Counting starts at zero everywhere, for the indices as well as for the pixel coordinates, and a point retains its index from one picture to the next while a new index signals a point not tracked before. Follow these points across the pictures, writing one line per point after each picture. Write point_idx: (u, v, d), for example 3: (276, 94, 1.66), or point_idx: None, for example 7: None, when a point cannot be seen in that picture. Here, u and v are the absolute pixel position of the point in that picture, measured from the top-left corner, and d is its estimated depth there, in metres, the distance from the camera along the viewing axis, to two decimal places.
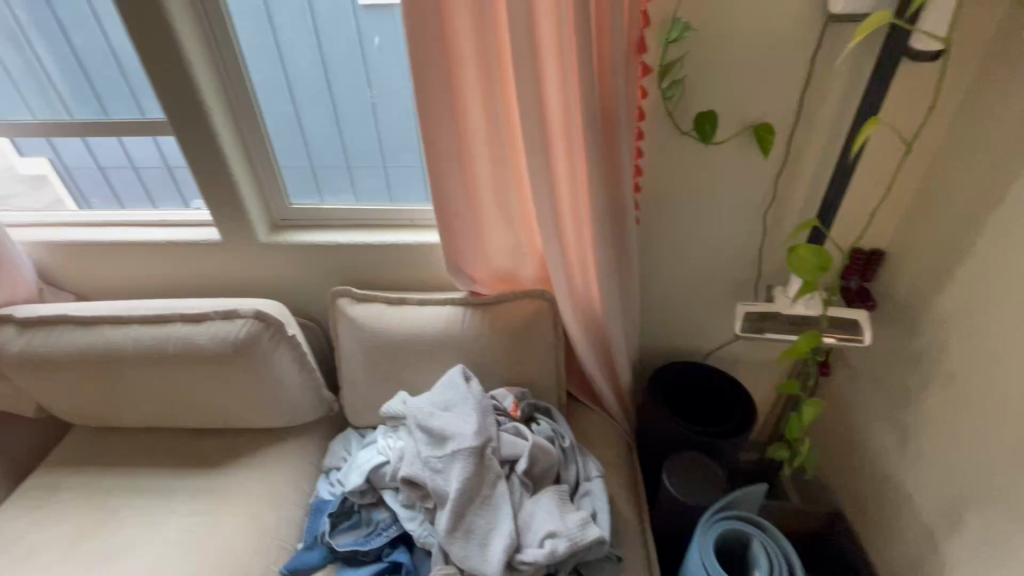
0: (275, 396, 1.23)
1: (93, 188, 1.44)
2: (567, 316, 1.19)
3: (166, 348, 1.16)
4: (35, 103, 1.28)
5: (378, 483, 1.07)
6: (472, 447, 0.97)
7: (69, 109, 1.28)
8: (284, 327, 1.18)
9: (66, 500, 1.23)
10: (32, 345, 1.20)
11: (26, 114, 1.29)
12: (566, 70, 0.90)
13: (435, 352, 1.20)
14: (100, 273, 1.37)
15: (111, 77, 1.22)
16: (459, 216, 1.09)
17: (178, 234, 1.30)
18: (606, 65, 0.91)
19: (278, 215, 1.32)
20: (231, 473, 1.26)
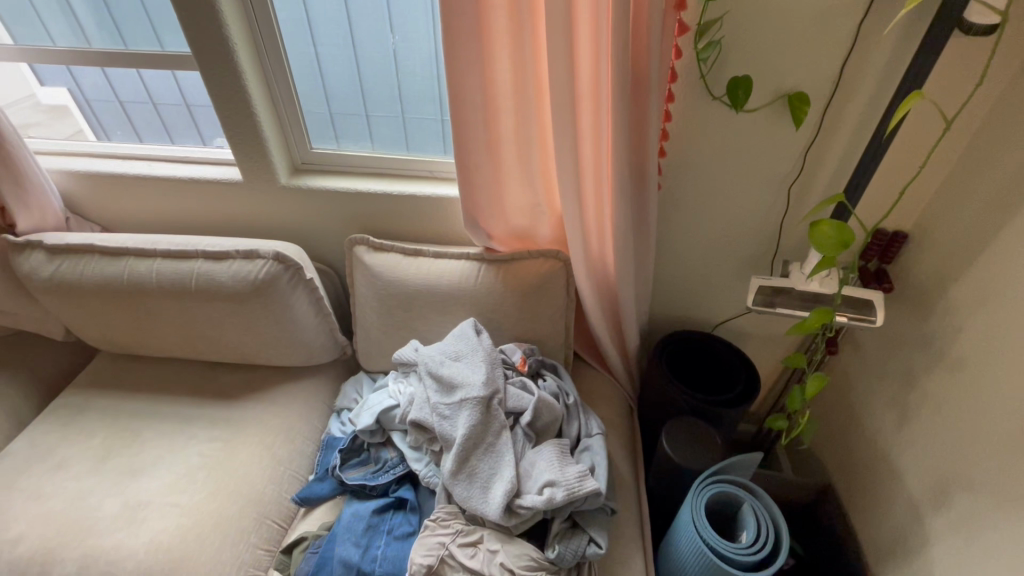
0: (291, 336, 1.27)
1: (113, 121, 1.44)
2: (580, 277, 1.20)
3: (188, 283, 1.19)
4: (54, 29, 1.26)
5: (387, 424, 1.12)
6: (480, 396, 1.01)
7: (90, 37, 1.26)
8: (302, 270, 1.20)
9: (94, 419, 1.30)
10: (60, 272, 1.24)
11: (47, 40, 1.28)
12: (601, 24, 0.87)
13: (447, 305, 1.23)
14: (123, 206, 1.39)
15: (133, 6, 1.20)
16: (480, 170, 1.09)
17: (199, 171, 1.31)
18: (643, 20, 0.88)
19: (299, 159, 1.32)
20: (248, 406, 1.32)
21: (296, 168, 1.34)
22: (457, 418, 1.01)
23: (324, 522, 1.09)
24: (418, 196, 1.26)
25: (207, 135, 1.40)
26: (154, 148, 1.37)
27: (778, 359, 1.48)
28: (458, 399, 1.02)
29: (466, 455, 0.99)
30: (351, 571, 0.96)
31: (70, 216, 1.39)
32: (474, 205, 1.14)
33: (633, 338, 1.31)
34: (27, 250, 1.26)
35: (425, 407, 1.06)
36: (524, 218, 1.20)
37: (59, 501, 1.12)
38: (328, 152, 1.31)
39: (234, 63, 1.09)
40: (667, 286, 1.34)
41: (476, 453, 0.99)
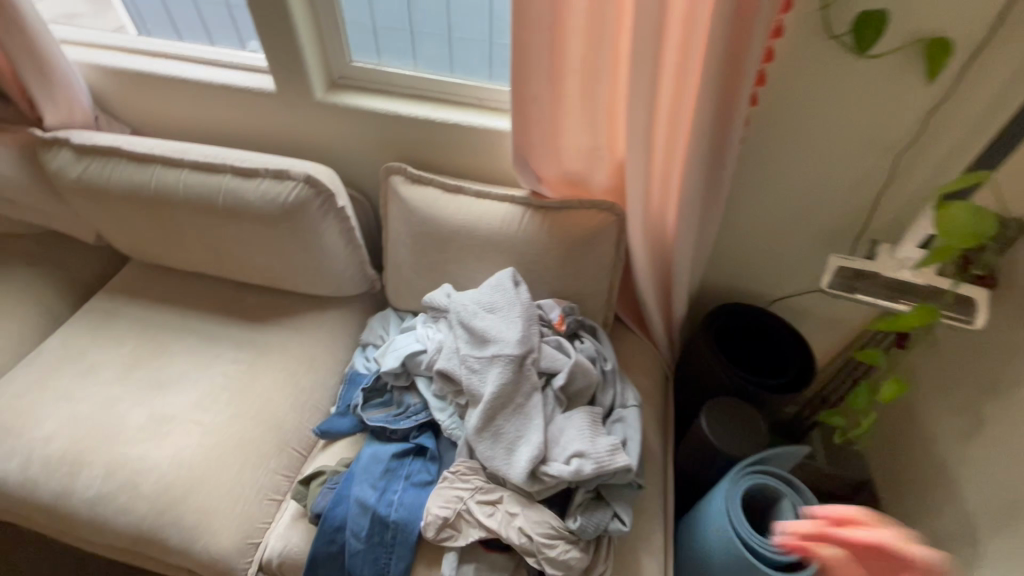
0: (319, 266, 1.21)
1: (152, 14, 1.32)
2: (635, 235, 1.08)
3: (216, 200, 1.12)
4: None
5: (412, 369, 1.07)
6: (513, 354, 0.94)
7: None
8: (335, 198, 1.12)
9: (123, 327, 1.29)
10: (88, 173, 1.18)
11: None
12: None
13: (485, 250, 1.13)
14: (153, 108, 1.31)
15: None
16: (538, 102, 0.95)
17: (232, 77, 1.21)
18: None
19: (337, 73, 1.20)
20: (273, 332, 1.29)
21: (333, 83, 1.22)
22: (487, 374, 0.94)
23: (343, 458, 1.07)
24: (464, 126, 1.14)
25: (246, 38, 1.27)
26: (189, 48, 1.26)
27: (835, 344, 1.36)
28: (489, 354, 0.95)
29: (493, 414, 0.93)
30: (367, 512, 0.94)
31: (99, 114, 1.32)
32: (526, 143, 1.01)
33: (682, 307, 1.20)
34: (55, 147, 1.20)
35: (453, 358, 1.00)
36: (580, 162, 1.07)
37: (88, 405, 1.14)
38: (369, 67, 1.18)
39: None
40: (727, 254, 1.21)
41: (503, 413, 0.93)
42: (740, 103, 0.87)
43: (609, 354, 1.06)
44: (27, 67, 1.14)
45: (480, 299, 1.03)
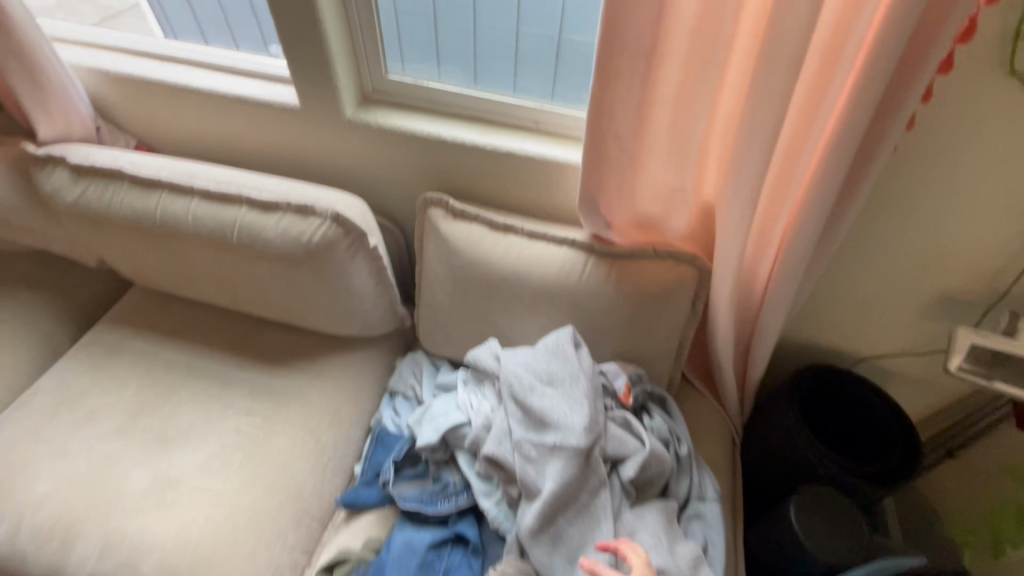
0: (346, 309, 1.06)
1: (176, 7, 1.23)
2: (719, 294, 0.91)
3: (230, 235, 0.97)
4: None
5: (455, 443, 0.92)
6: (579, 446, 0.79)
7: None
8: (367, 237, 0.96)
9: (126, 366, 1.16)
10: (86, 197, 1.04)
11: None
12: None
13: (539, 301, 0.97)
14: (159, 119, 1.16)
15: None
16: (620, 141, 0.78)
17: (250, 88, 1.05)
18: None
19: (371, 86, 1.04)
20: (292, 377, 1.15)
21: (365, 97, 1.06)
22: (548, 467, 0.80)
23: (370, 539, 0.93)
24: (518, 156, 0.97)
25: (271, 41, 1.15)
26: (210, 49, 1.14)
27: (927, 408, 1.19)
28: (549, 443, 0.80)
29: (554, 515, 0.79)
30: None
31: (101, 125, 1.16)
32: (598, 186, 0.84)
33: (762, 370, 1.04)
34: (49, 166, 1.05)
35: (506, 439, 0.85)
36: (658, 207, 0.90)
37: (86, 463, 1.01)
38: (408, 82, 1.02)
39: None
40: (817, 310, 1.04)
41: (566, 512, 0.79)
42: (882, 155, 0.69)
43: (684, 434, 0.91)
44: (17, 75, 1.00)
45: (537, 368, 0.87)
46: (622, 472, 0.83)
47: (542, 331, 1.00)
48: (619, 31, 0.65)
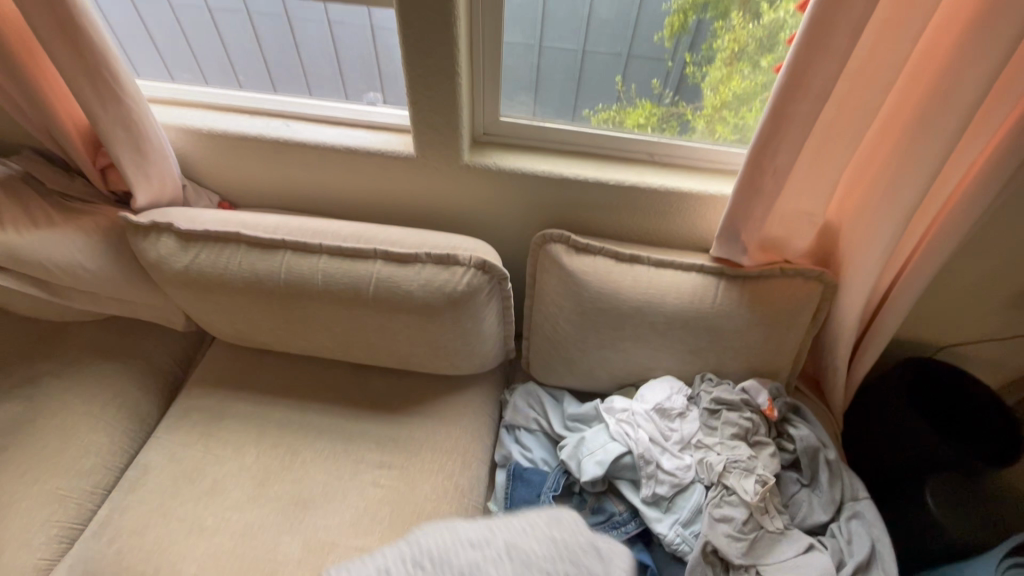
0: (470, 349, 1.06)
1: (142, 52, 1.22)
2: (848, 306, 0.97)
3: (364, 289, 0.96)
4: None
5: (616, 475, 0.95)
6: None
7: None
8: (506, 281, 0.97)
9: (237, 430, 1.13)
10: (198, 264, 1.00)
11: None
12: None
13: (673, 327, 1.02)
14: (250, 174, 1.13)
15: None
16: (778, 173, 0.81)
17: (358, 139, 1.04)
18: None
19: (480, 128, 1.07)
20: (411, 423, 1.15)
21: (475, 140, 1.08)
22: None
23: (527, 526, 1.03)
24: (641, 188, 1.01)
25: (284, 86, 1.22)
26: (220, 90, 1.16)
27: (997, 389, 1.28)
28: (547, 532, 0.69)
29: None
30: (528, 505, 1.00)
31: (186, 183, 1.12)
32: (746, 217, 0.88)
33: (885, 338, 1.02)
34: (153, 233, 1.02)
35: None
36: (787, 230, 0.95)
37: (229, 538, 0.99)
38: (522, 123, 1.05)
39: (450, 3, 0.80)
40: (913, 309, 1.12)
41: None
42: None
43: (830, 440, 0.97)
44: (120, 142, 0.94)
45: None
46: (725, 434, 0.96)
47: (673, 354, 1.04)
48: (806, 77, 0.71)
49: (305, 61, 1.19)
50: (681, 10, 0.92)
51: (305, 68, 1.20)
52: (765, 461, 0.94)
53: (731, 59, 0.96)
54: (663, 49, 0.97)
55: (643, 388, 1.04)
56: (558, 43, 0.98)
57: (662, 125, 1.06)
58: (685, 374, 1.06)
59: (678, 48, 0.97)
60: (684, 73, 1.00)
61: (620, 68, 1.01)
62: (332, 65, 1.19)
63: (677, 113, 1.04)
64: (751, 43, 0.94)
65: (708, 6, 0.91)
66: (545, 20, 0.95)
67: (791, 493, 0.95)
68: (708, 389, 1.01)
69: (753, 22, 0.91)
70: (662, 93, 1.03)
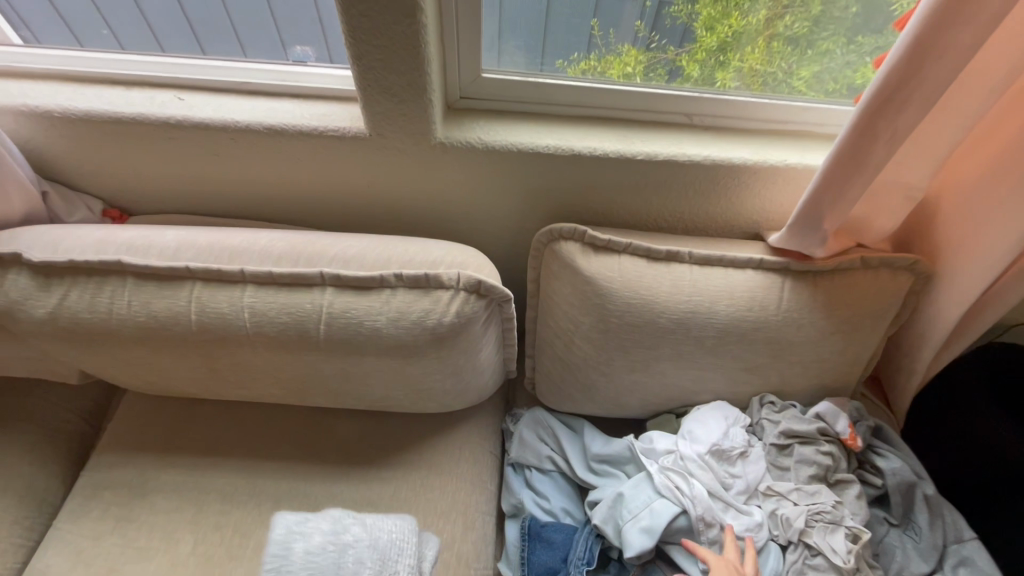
0: (463, 388, 0.81)
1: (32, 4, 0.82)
2: (947, 301, 0.76)
3: (312, 329, 0.69)
4: None
5: (666, 540, 0.75)
6: None
7: None
8: (507, 301, 0.72)
9: (166, 510, 0.87)
10: (70, 308, 0.71)
11: None
12: None
13: (726, 342, 0.79)
14: (142, 171, 0.82)
15: None
16: (897, 136, 0.57)
17: (284, 114, 0.74)
18: None
19: (454, 90, 0.77)
20: (393, 478, 0.90)
21: (448, 108, 0.79)
22: None
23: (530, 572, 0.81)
24: (678, 162, 0.75)
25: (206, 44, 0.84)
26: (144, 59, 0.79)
27: None
28: (391, 526, 0.63)
29: None
30: None
31: (48, 189, 0.81)
32: (836, 200, 0.64)
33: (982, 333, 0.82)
34: None
35: None
36: (873, 208, 0.72)
37: None
38: (512, 79, 0.76)
39: None
40: None
41: None
42: None
43: (925, 470, 0.77)
44: None
45: None
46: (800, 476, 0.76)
47: (724, 374, 0.82)
48: None
49: (194, 8, 0.82)
50: None
51: (197, 17, 0.83)
52: (852, 505, 0.75)
53: None
54: None
55: (688, 419, 0.82)
56: None
57: (648, 76, 0.79)
58: (738, 395, 0.84)
59: None
60: (668, 10, 0.74)
61: (587, 12, 0.74)
62: (235, 10, 0.82)
63: (663, 61, 0.78)
64: None
65: None
66: None
67: (881, 539, 0.76)
68: (771, 416, 0.80)
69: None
70: (646, 36, 0.76)
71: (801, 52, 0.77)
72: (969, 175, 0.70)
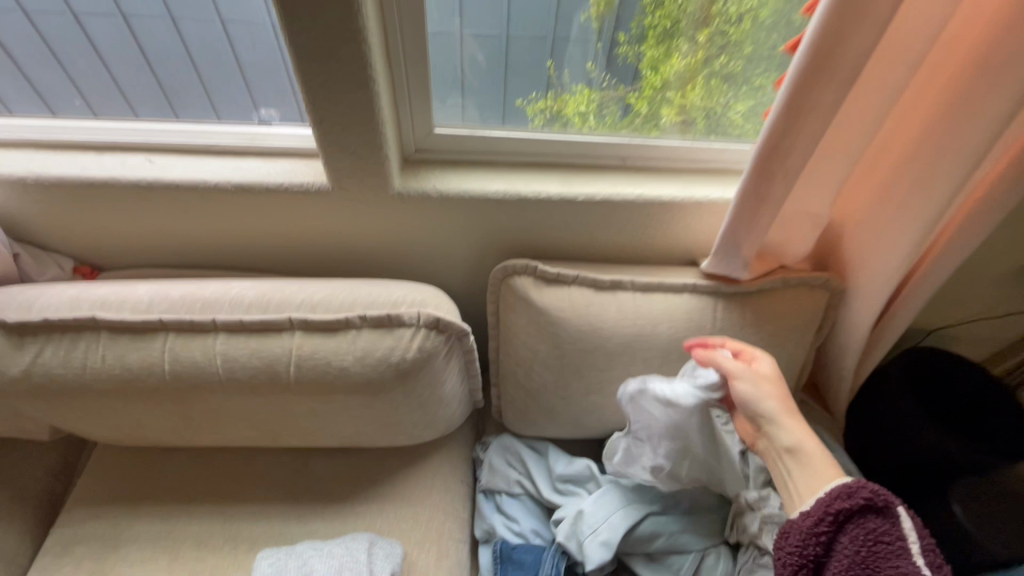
0: (430, 419, 0.86)
1: None
2: (858, 313, 0.85)
3: (283, 371, 0.73)
4: None
5: (629, 550, 0.80)
6: None
7: None
8: (465, 335, 0.78)
9: (139, 561, 0.87)
10: (44, 366, 0.73)
11: None
12: None
13: (670, 361, 0.86)
14: (112, 229, 0.86)
15: None
16: (789, 176, 0.66)
17: (251, 173, 0.80)
18: None
19: (410, 143, 0.85)
20: (367, 511, 0.93)
21: (405, 159, 0.86)
22: None
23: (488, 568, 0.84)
24: (616, 201, 0.84)
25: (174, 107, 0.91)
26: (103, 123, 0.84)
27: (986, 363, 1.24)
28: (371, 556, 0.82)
29: None
30: None
31: (20, 251, 0.84)
32: (749, 230, 0.73)
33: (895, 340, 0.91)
34: None
35: None
36: (787, 235, 0.82)
37: None
38: (463, 132, 0.84)
39: None
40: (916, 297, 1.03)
41: None
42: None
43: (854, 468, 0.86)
44: None
45: None
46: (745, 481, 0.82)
47: None
48: (833, 57, 0.55)
49: (161, 76, 0.88)
50: None
51: (163, 84, 0.88)
52: None
53: (666, 35, 0.80)
54: (591, 29, 0.79)
55: None
56: (477, 22, 0.78)
57: (604, 114, 0.88)
58: None
59: (608, 26, 0.79)
60: (618, 54, 0.82)
61: (546, 52, 0.82)
62: (198, 77, 0.88)
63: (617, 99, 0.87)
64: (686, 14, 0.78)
65: None
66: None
67: None
68: None
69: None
70: (597, 76, 0.84)
71: (737, 88, 0.86)
72: (866, 202, 0.80)
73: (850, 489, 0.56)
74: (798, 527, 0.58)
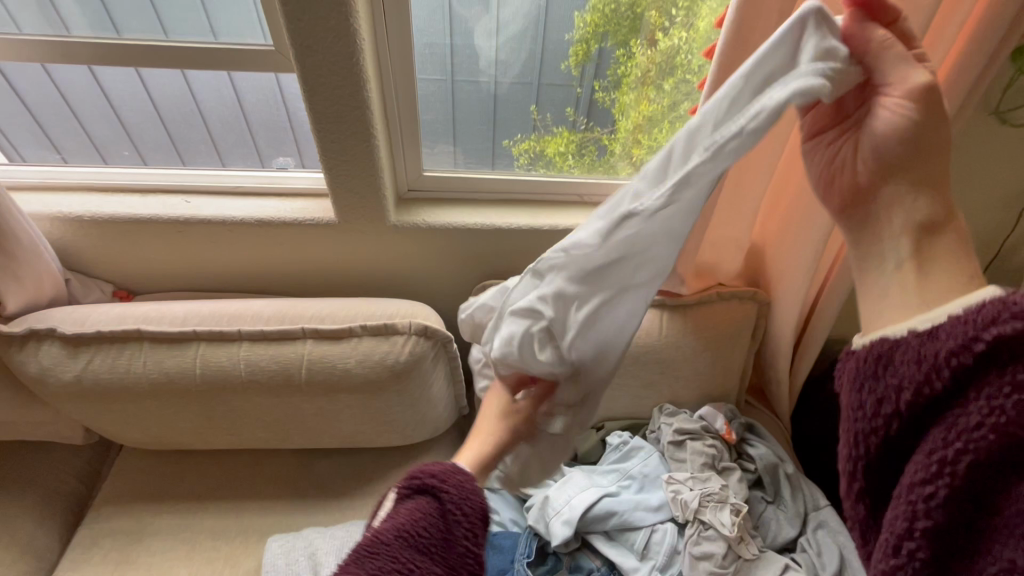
0: (420, 418, 0.99)
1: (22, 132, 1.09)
2: (782, 321, 1.01)
3: (296, 373, 0.87)
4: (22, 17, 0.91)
5: (589, 530, 0.92)
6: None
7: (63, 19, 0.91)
8: (450, 343, 0.93)
9: (160, 551, 0.98)
10: (93, 372, 0.87)
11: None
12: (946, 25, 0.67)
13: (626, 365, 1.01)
14: (148, 258, 1.01)
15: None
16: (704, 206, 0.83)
17: (271, 210, 0.96)
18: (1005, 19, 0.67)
19: (403, 184, 1.02)
20: (364, 505, 1.05)
21: (400, 197, 1.03)
22: None
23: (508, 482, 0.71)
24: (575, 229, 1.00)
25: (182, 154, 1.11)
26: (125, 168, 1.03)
27: None
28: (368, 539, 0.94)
29: None
30: None
31: (70, 277, 0.99)
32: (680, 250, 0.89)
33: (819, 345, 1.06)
34: (32, 342, 0.87)
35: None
36: (717, 256, 0.98)
37: None
38: (448, 175, 1.02)
39: (358, 67, 0.76)
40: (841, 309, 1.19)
41: None
42: None
43: (785, 454, 1.00)
44: None
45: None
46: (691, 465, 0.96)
47: (629, 391, 1.03)
48: None
49: None
50: (584, 39, 0.94)
51: None
52: (735, 486, 0.95)
53: (636, 83, 0.99)
54: (571, 76, 0.99)
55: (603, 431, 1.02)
56: (468, 75, 0.97)
57: (581, 150, 1.07)
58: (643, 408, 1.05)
59: (585, 74, 0.98)
60: (593, 97, 1.01)
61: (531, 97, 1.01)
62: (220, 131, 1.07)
63: (591, 137, 1.06)
64: (650, 67, 0.97)
65: (608, 35, 0.94)
66: (453, 54, 0.93)
67: (760, 513, 0.96)
68: (667, 420, 1.02)
69: (645, 51, 0.95)
70: (576, 119, 1.04)
71: None
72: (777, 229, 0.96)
73: (998, 307, 0.35)
74: (929, 340, 0.38)
